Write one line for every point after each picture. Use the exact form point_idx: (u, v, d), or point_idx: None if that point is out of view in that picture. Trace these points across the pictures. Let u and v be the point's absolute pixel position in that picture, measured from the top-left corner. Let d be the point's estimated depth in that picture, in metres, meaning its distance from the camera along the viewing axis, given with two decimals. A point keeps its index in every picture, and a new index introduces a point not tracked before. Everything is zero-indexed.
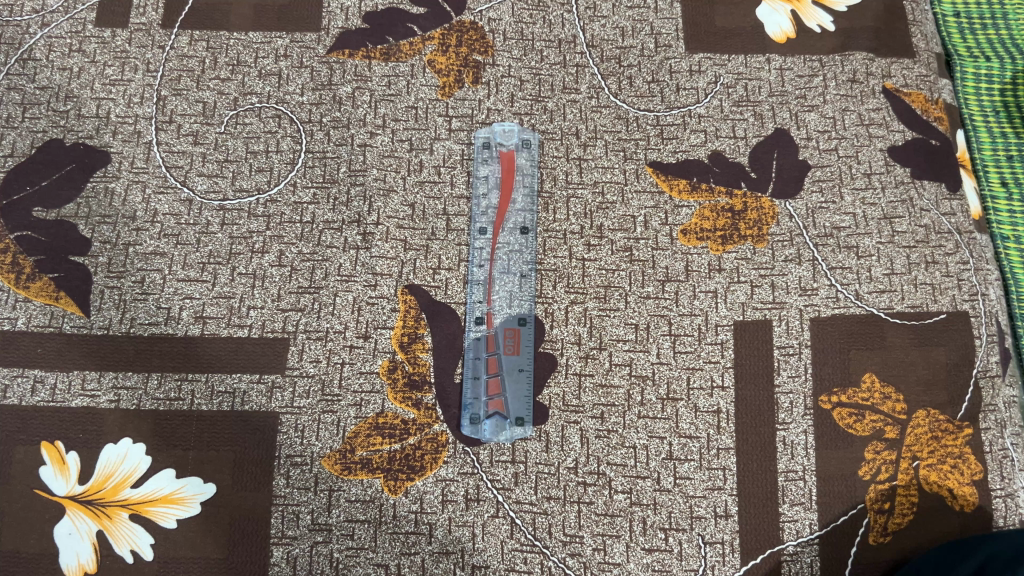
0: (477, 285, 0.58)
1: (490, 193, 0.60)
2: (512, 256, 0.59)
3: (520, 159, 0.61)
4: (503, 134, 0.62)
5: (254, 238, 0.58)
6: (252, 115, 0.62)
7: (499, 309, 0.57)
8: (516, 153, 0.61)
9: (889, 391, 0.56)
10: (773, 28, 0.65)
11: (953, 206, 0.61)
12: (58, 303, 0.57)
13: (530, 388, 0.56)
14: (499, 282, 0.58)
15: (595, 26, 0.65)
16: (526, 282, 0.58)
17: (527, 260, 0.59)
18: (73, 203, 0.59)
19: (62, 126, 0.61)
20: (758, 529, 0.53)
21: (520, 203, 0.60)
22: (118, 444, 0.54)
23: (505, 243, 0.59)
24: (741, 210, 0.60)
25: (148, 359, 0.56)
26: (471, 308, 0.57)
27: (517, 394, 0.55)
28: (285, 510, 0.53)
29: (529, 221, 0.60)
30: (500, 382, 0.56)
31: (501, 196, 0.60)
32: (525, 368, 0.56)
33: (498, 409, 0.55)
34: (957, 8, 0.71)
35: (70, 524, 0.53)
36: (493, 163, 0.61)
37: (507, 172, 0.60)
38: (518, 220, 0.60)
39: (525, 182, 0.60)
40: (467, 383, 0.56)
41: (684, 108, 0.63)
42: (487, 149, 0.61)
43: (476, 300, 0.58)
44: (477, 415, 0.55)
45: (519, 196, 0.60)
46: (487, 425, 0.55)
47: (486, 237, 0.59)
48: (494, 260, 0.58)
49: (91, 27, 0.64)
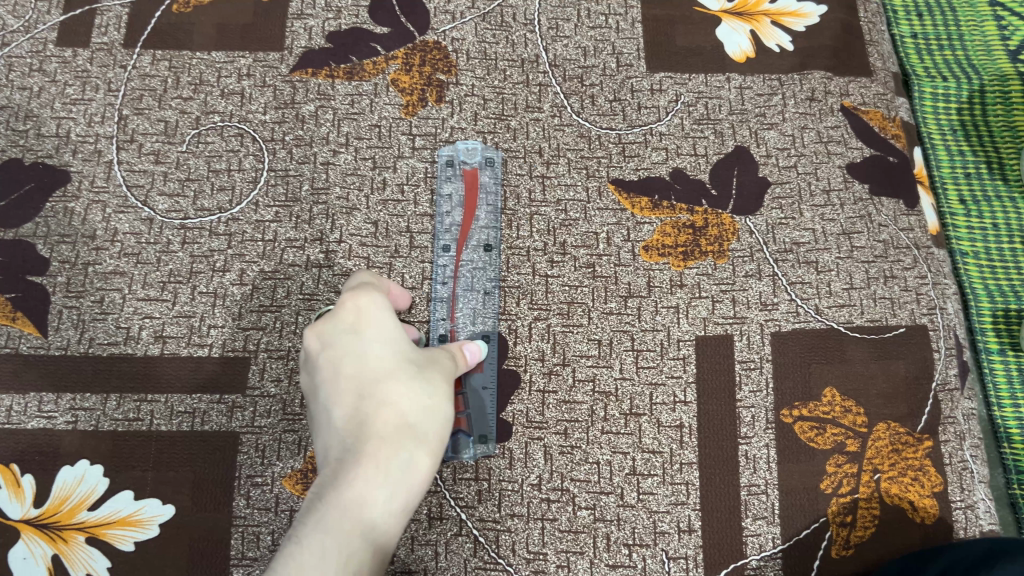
0: (440, 300, 0.58)
1: (453, 211, 0.60)
2: (474, 272, 0.59)
3: (483, 176, 0.61)
4: (467, 152, 0.62)
5: (216, 256, 0.58)
6: (214, 134, 0.61)
7: (463, 326, 0.57)
8: (479, 171, 0.61)
9: (850, 404, 0.57)
10: (733, 48, 0.66)
11: (911, 221, 0.62)
12: (15, 323, 0.56)
13: (492, 407, 0.55)
14: (463, 299, 0.58)
15: (558, 45, 0.66)
16: (490, 298, 0.58)
17: (489, 275, 0.59)
18: (31, 222, 0.59)
19: (21, 145, 0.61)
20: (722, 543, 0.53)
21: (483, 221, 0.60)
22: (75, 466, 0.53)
23: (467, 258, 0.59)
24: (703, 227, 0.60)
25: (107, 380, 0.55)
26: (435, 325, 0.58)
27: (479, 413, 0.55)
28: (245, 531, 0.52)
29: (493, 238, 0.60)
30: (464, 398, 0.55)
31: (465, 213, 0.60)
32: (489, 385, 0.56)
33: (462, 426, 0.55)
34: (915, 29, 0.72)
35: (25, 549, 0.52)
36: (456, 180, 0.61)
37: (471, 190, 0.61)
38: (481, 237, 0.60)
39: (488, 200, 0.61)
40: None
41: (646, 126, 0.63)
42: (450, 166, 0.61)
43: (440, 313, 0.58)
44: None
45: (482, 214, 0.60)
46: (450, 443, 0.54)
47: (449, 254, 0.59)
48: (457, 276, 0.59)
49: (52, 47, 0.64)
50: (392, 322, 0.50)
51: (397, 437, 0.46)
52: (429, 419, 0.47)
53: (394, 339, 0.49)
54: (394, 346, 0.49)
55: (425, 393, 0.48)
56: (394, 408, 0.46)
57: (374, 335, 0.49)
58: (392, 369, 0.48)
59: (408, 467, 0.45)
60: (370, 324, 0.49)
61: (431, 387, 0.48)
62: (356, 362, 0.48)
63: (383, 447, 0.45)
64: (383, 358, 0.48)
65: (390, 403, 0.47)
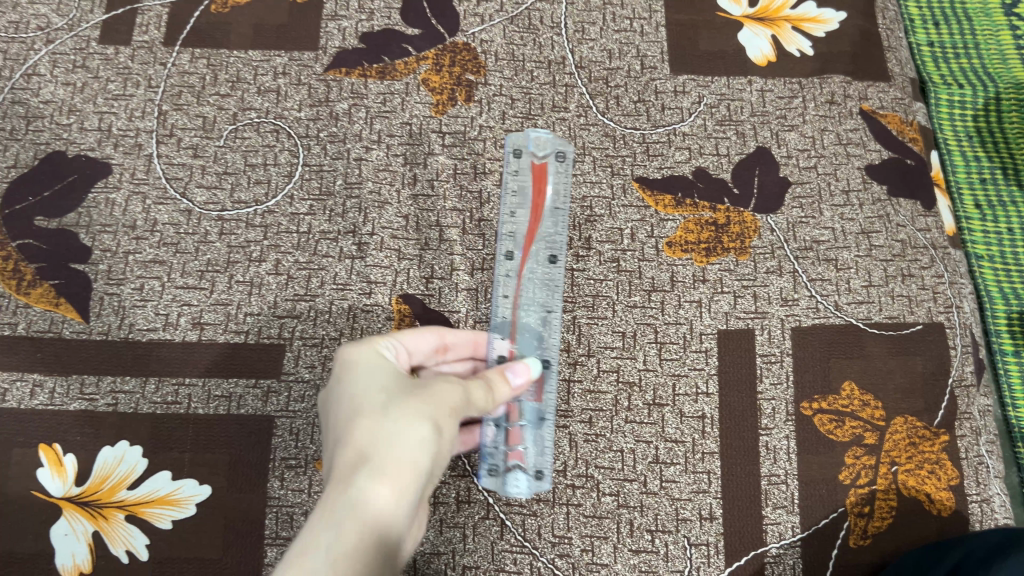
0: (501, 317, 0.59)
1: (518, 216, 0.61)
2: (536, 290, 0.60)
3: (550, 176, 0.63)
4: (539, 143, 0.64)
5: (252, 247, 0.60)
6: (251, 129, 0.63)
7: (525, 337, 0.58)
8: (549, 165, 0.63)
9: (868, 398, 0.58)
10: (754, 52, 0.68)
11: (928, 222, 0.63)
12: (58, 309, 0.58)
13: (551, 439, 0.56)
14: (526, 306, 0.59)
15: (583, 48, 0.67)
16: (550, 320, 0.59)
17: (551, 293, 0.60)
18: (73, 212, 0.61)
19: (64, 138, 0.63)
20: (742, 531, 0.55)
21: (550, 228, 0.61)
22: (115, 447, 0.55)
23: (530, 272, 0.60)
24: (724, 224, 0.62)
25: (147, 364, 0.57)
26: (495, 344, 0.58)
27: (537, 446, 0.56)
28: (279, 512, 0.54)
29: (558, 246, 0.61)
30: (521, 431, 0.56)
31: (532, 216, 0.61)
32: (548, 416, 0.57)
33: (518, 462, 0.56)
34: (931, 37, 0.74)
35: (67, 525, 0.54)
36: (525, 175, 0.63)
37: (537, 192, 0.62)
38: (546, 247, 0.61)
39: (557, 203, 0.62)
40: (492, 430, 0.57)
41: (669, 126, 0.65)
42: (517, 159, 0.63)
43: (501, 332, 0.58)
44: (495, 469, 0.56)
45: (548, 220, 0.61)
46: (507, 479, 0.55)
47: (513, 261, 0.60)
48: (520, 289, 0.60)
49: (95, 44, 0.66)
50: (380, 358, 0.47)
51: (348, 475, 0.39)
52: (402, 420, 0.41)
53: (375, 374, 0.46)
54: (377, 373, 0.46)
55: (404, 397, 0.43)
56: (356, 437, 0.41)
57: (358, 367, 0.46)
58: (368, 388, 0.44)
59: (361, 501, 0.38)
60: (352, 362, 0.47)
61: (413, 393, 0.43)
62: (337, 406, 0.45)
63: (338, 484, 0.39)
64: (359, 383, 0.45)
65: (357, 424, 0.42)
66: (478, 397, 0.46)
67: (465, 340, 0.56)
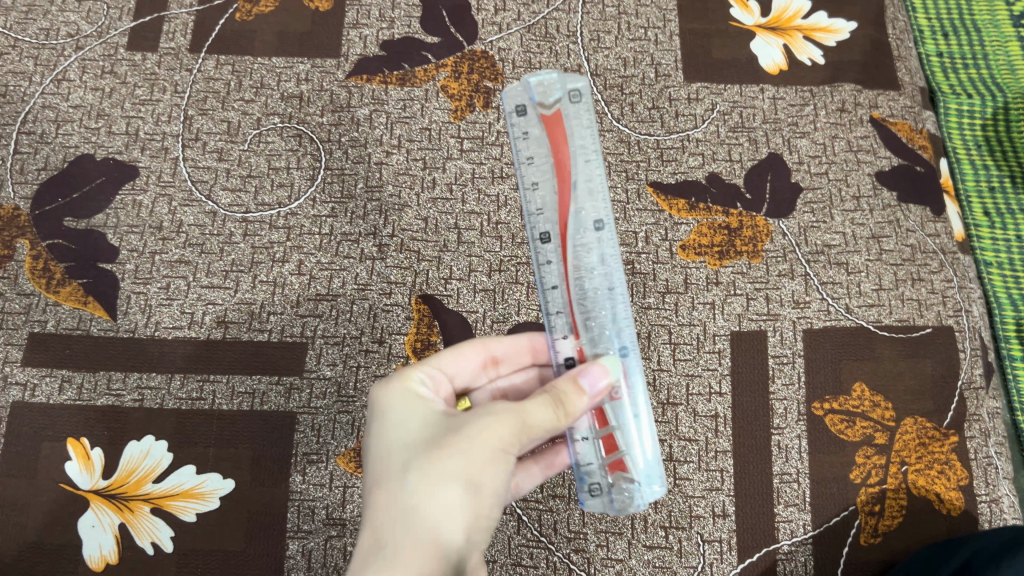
0: (556, 311, 0.51)
1: (546, 185, 0.52)
2: (592, 266, 0.51)
3: (568, 122, 0.52)
4: (541, 87, 0.53)
5: (275, 248, 0.61)
6: (274, 134, 0.65)
7: (589, 330, 0.50)
8: (564, 112, 0.52)
9: (878, 399, 0.59)
10: (767, 60, 0.69)
11: (937, 228, 0.65)
12: (86, 307, 0.60)
13: (651, 433, 0.50)
14: (580, 295, 0.51)
15: (599, 56, 0.69)
16: (613, 296, 0.50)
17: (608, 265, 0.51)
18: (102, 214, 0.62)
19: (93, 142, 0.64)
20: (754, 528, 0.56)
21: (587, 189, 0.51)
22: (141, 441, 0.57)
23: (578, 249, 0.51)
24: (737, 228, 0.63)
25: (172, 361, 0.58)
26: (558, 347, 0.51)
27: (641, 449, 0.49)
28: (301, 505, 0.55)
29: (599, 206, 0.51)
30: (614, 441, 0.49)
31: (560, 182, 0.52)
32: (642, 413, 0.50)
33: (622, 473, 0.49)
34: (940, 48, 0.75)
35: (93, 517, 0.55)
36: (537, 133, 0.53)
37: (558, 145, 0.52)
38: (586, 210, 0.51)
39: (583, 151, 0.52)
40: (582, 442, 0.50)
41: (683, 133, 0.66)
42: (521, 118, 0.54)
43: (563, 326, 0.51)
44: (596, 487, 0.50)
45: (582, 180, 0.51)
46: (613, 496, 0.49)
47: (552, 242, 0.52)
48: (568, 272, 0.51)
49: (123, 51, 0.67)
50: (415, 397, 0.45)
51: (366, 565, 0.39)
52: (424, 487, 0.39)
53: (404, 420, 0.43)
54: (409, 419, 0.43)
55: (428, 453, 0.40)
56: (376, 519, 0.40)
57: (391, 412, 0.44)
58: (399, 441, 0.43)
59: None
60: (383, 404, 0.45)
61: (442, 444, 0.41)
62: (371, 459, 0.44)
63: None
64: (390, 433, 0.43)
65: (379, 498, 0.41)
66: (538, 419, 0.41)
67: (511, 350, 0.52)
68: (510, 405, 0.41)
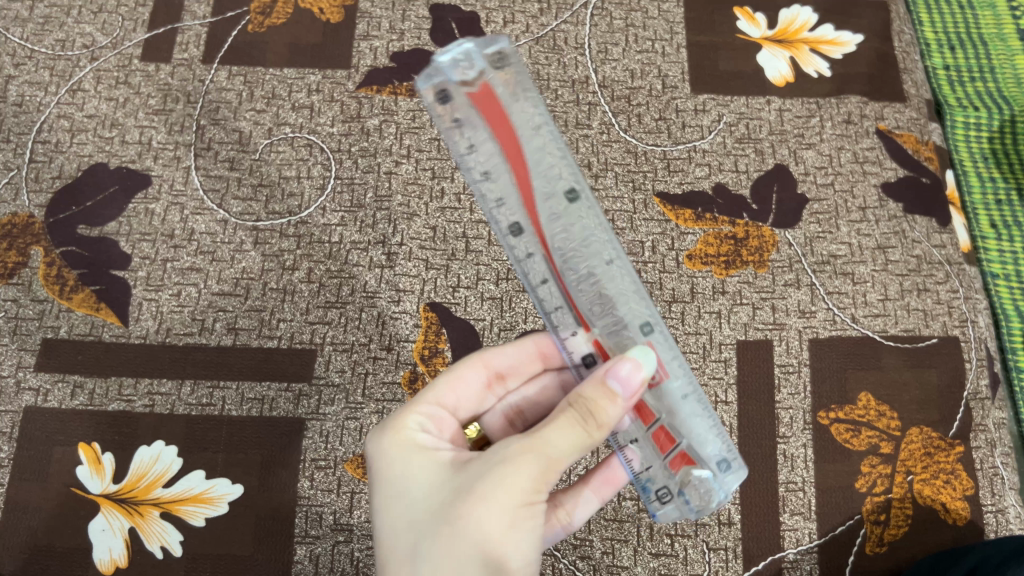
0: (555, 307, 0.50)
1: (500, 171, 0.51)
2: (574, 242, 0.49)
3: (500, 96, 0.52)
4: (459, 64, 0.53)
5: (285, 256, 0.62)
6: (285, 144, 0.66)
7: (592, 316, 0.49)
8: (489, 83, 0.52)
9: (884, 408, 0.59)
10: (773, 72, 0.70)
11: (943, 239, 0.65)
12: (99, 313, 0.60)
13: (706, 414, 0.47)
14: (568, 278, 0.49)
15: (606, 68, 0.70)
16: (609, 269, 0.49)
17: (589, 237, 0.49)
18: (115, 222, 0.63)
19: (107, 151, 0.65)
20: (760, 537, 0.56)
21: (543, 161, 0.50)
22: (151, 446, 0.57)
23: (551, 229, 0.49)
24: (743, 238, 0.63)
25: (183, 367, 0.59)
26: (570, 346, 0.50)
27: (700, 435, 0.46)
28: (309, 511, 0.56)
29: (555, 174, 0.50)
30: (670, 431, 0.47)
31: (510, 163, 0.51)
32: (689, 391, 0.47)
33: (690, 463, 0.46)
34: (947, 61, 0.76)
35: (104, 521, 0.55)
36: (473, 118, 0.52)
37: (497, 124, 0.52)
38: (546, 181, 0.50)
39: (524, 123, 0.51)
40: (637, 448, 0.48)
41: (689, 144, 0.67)
42: (448, 104, 0.54)
43: (566, 320, 0.50)
44: (664, 493, 0.47)
45: (532, 150, 0.51)
46: (687, 495, 0.46)
47: (526, 231, 0.50)
48: (550, 259, 0.50)
49: (137, 62, 0.68)
50: (416, 450, 0.43)
51: None
52: (446, 559, 0.38)
53: (406, 487, 0.42)
54: (415, 477, 0.42)
55: (439, 524, 0.39)
56: None
57: (395, 469, 0.43)
58: (410, 506, 0.41)
59: None
60: (386, 469, 0.43)
61: (452, 507, 0.39)
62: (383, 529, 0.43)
63: None
64: (400, 494, 0.42)
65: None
66: (561, 451, 0.39)
67: (516, 359, 0.51)
68: (524, 445, 0.39)
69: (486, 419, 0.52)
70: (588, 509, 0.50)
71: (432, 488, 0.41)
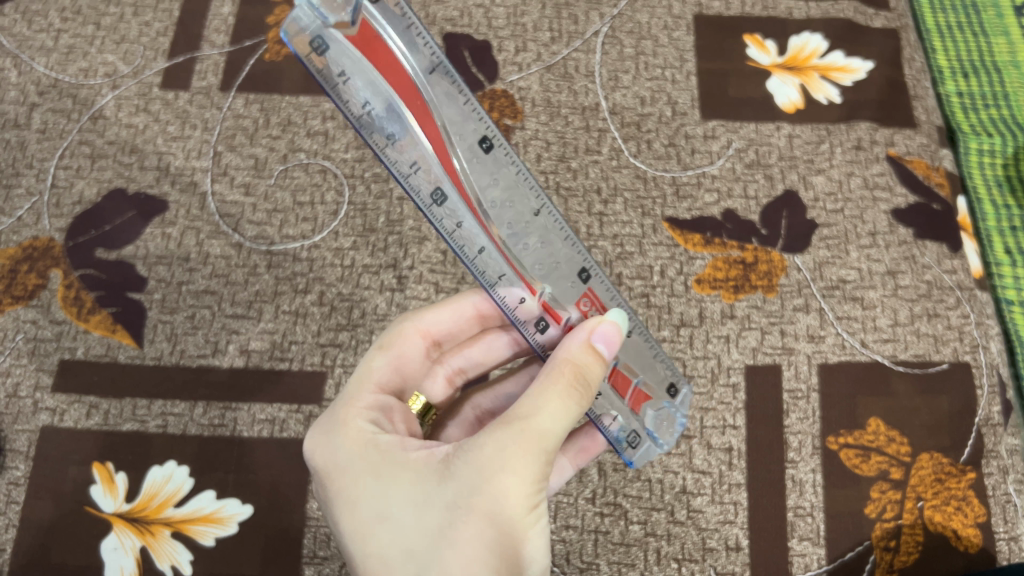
0: (498, 275, 0.46)
1: (411, 133, 0.41)
2: (502, 199, 0.45)
3: (382, 33, 0.40)
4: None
5: (298, 279, 0.63)
6: (300, 169, 0.67)
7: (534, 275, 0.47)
8: (372, 22, 0.39)
9: (894, 434, 0.59)
10: (782, 99, 0.70)
11: (954, 264, 0.65)
12: (114, 335, 0.61)
13: (648, 347, 0.52)
14: (509, 244, 0.46)
15: (616, 95, 0.70)
16: (546, 216, 0.47)
17: (511, 190, 0.45)
18: (132, 245, 0.64)
19: (125, 176, 0.67)
20: (768, 562, 0.56)
21: (450, 111, 0.43)
22: (164, 466, 0.58)
23: (481, 192, 0.44)
24: (752, 262, 0.64)
25: (196, 388, 0.60)
26: (522, 311, 0.47)
27: (648, 371, 0.52)
28: (318, 531, 0.56)
29: (466, 126, 0.43)
30: (628, 372, 0.51)
31: (422, 124, 0.41)
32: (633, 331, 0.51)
33: (648, 397, 0.52)
34: (960, 87, 0.76)
35: (116, 540, 0.56)
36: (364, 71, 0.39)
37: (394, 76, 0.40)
38: (461, 133, 0.43)
39: (422, 65, 0.41)
40: (604, 402, 0.50)
41: (699, 169, 0.67)
42: (328, 53, 0.38)
43: (511, 286, 0.46)
44: (635, 438, 0.51)
45: (438, 102, 0.42)
46: (653, 426, 0.52)
47: (452, 197, 0.43)
48: (486, 226, 0.45)
49: (157, 90, 0.70)
50: (385, 457, 0.42)
51: None
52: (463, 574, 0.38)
53: (387, 507, 0.41)
54: (394, 489, 0.41)
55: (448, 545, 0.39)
56: None
57: (369, 479, 0.42)
58: (400, 528, 0.40)
59: None
60: (361, 495, 0.42)
61: (458, 524, 0.39)
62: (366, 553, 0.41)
63: None
64: (380, 505, 0.41)
65: None
66: (554, 438, 0.40)
67: (448, 323, 0.54)
68: (520, 443, 0.39)
69: (429, 388, 0.55)
70: (563, 477, 0.54)
71: (413, 495, 0.40)
